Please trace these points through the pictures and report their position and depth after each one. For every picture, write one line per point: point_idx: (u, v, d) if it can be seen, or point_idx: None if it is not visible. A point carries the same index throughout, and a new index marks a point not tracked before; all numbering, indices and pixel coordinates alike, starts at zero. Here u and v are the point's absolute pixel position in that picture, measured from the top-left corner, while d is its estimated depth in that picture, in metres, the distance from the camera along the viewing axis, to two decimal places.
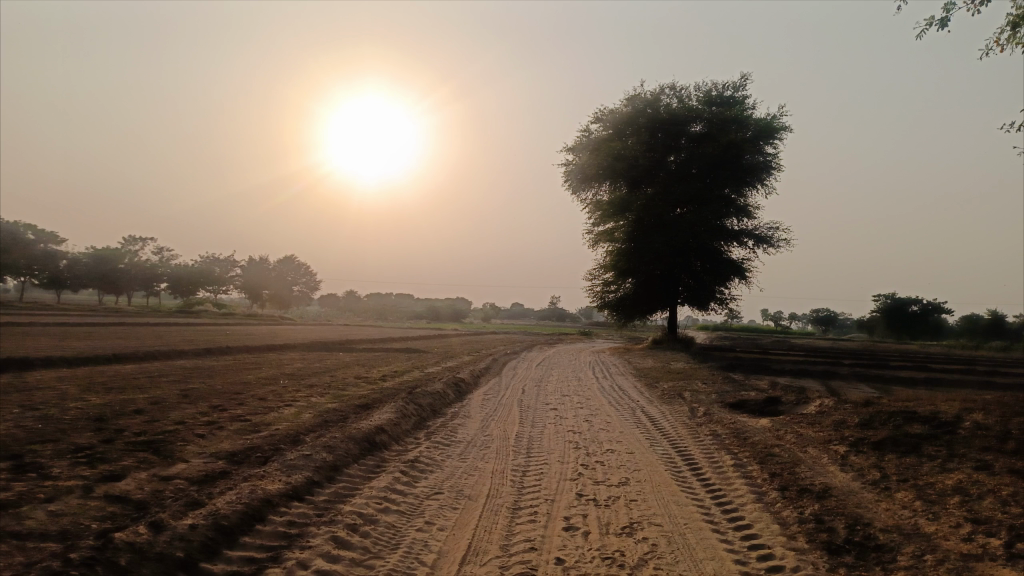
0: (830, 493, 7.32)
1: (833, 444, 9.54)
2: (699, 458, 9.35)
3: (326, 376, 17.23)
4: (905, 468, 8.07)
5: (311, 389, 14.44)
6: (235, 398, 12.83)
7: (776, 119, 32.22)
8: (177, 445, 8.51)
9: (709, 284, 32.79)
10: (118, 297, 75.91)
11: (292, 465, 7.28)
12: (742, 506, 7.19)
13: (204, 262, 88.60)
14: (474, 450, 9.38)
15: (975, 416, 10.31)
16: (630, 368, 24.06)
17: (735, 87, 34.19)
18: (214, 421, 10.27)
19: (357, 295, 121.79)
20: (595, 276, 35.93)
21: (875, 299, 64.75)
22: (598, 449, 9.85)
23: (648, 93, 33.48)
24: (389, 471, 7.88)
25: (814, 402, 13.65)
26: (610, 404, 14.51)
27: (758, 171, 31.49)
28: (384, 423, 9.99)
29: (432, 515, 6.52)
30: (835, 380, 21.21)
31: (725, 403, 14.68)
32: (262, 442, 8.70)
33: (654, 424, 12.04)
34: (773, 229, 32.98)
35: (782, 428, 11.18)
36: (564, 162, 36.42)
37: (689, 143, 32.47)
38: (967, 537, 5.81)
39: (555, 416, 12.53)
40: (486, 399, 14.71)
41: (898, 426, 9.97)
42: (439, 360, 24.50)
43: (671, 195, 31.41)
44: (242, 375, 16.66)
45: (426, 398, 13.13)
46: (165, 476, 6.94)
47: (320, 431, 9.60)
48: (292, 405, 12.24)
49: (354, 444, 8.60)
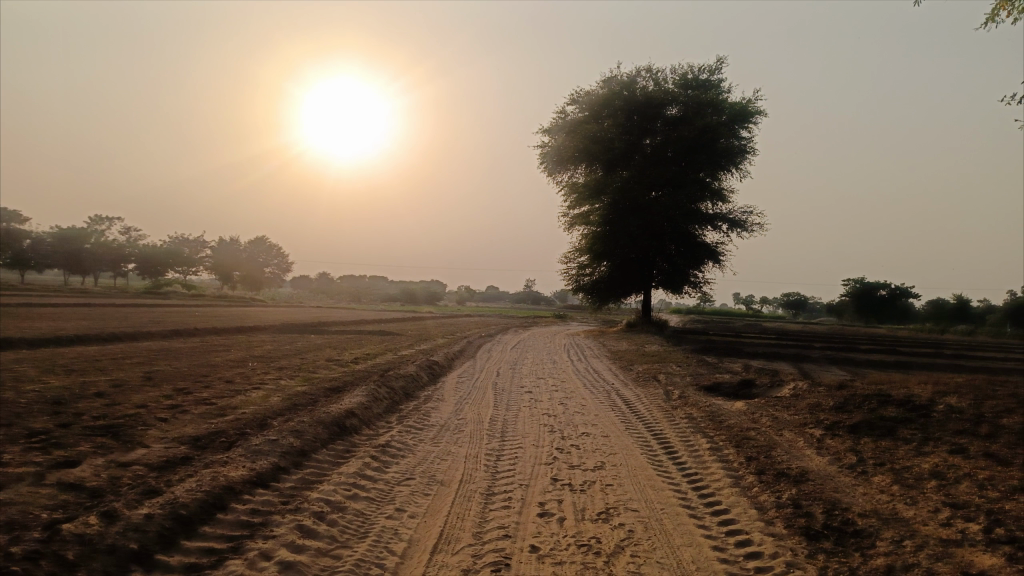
0: (807, 477, 7.24)
1: (809, 428, 9.49)
2: (675, 442, 9.25)
3: (296, 359, 16.88)
4: (882, 451, 8.03)
5: (281, 372, 14.09)
6: (202, 381, 12.47)
7: (751, 103, 32.13)
8: (137, 430, 8.19)
9: (684, 268, 32.80)
10: (83, 278, 74.20)
11: (257, 450, 7.01)
12: (719, 490, 7.07)
13: (173, 242, 86.98)
14: (447, 434, 9.16)
15: (949, 399, 10.33)
16: (604, 351, 24.01)
17: (711, 70, 34.03)
18: (179, 405, 9.94)
19: (330, 277, 120.58)
20: (571, 259, 35.78)
21: (844, 284, 65.56)
22: (574, 432, 9.70)
23: (624, 75, 33.20)
24: (359, 456, 7.64)
25: (788, 385, 13.64)
26: (585, 387, 14.38)
27: (733, 155, 31.42)
28: (354, 407, 9.74)
29: (403, 501, 6.31)
30: (807, 363, 21.35)
31: (700, 386, 14.65)
32: (227, 426, 8.41)
33: (629, 407, 11.92)
34: (747, 213, 33.04)
35: (758, 411, 11.12)
36: (540, 144, 36.08)
37: (664, 126, 32.29)
38: (947, 522, 5.74)
39: (529, 399, 12.35)
40: (460, 382, 14.50)
41: (873, 409, 9.95)
42: (413, 343, 24.26)
43: (646, 178, 31.27)
44: (210, 358, 16.27)
45: (399, 381, 12.88)
46: (124, 462, 6.64)
47: (288, 415, 9.33)
48: (260, 388, 11.93)
49: (323, 428, 8.35)
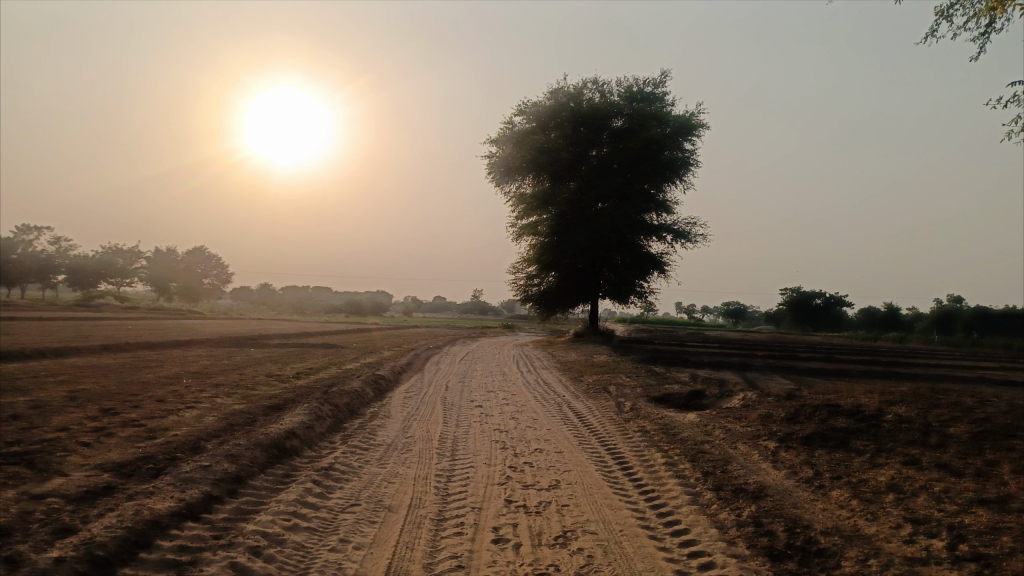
0: (765, 492, 7.09)
1: (762, 440, 9.40)
2: (629, 457, 9.05)
3: (234, 374, 16.16)
4: (837, 464, 7.95)
5: (217, 390, 13.39)
6: (131, 400, 11.74)
7: (694, 115, 32.61)
8: (56, 457, 7.54)
9: (630, 278, 32.96)
10: (8, 291, 70.76)
11: (187, 478, 6.47)
12: (677, 508, 6.85)
13: (106, 252, 83.58)
14: (395, 454, 8.77)
15: (896, 408, 10.40)
16: (553, 362, 23.84)
17: (655, 83, 34.48)
18: (104, 427, 9.27)
19: (272, 287, 117.83)
20: (518, 269, 35.60)
21: (782, 292, 67.28)
22: (526, 449, 9.39)
23: (571, 86, 33.32)
24: (299, 481, 7.17)
25: (737, 395, 13.66)
26: (535, 400, 14.12)
27: (677, 167, 31.77)
28: (294, 427, 9.22)
29: (347, 531, 5.89)
30: (752, 372, 21.59)
31: (650, 397, 14.51)
32: (155, 451, 7.81)
33: (581, 420, 11.70)
34: (690, 223, 33.43)
35: (711, 423, 11.02)
36: (487, 155, 35.85)
37: (610, 138, 32.49)
38: (909, 538, 5.64)
39: (479, 415, 12.00)
40: (407, 397, 14.05)
41: (824, 420, 9.93)
42: (357, 356, 23.66)
43: (593, 189, 31.37)
44: (141, 374, 15.45)
45: (343, 397, 12.38)
46: (38, 494, 6.05)
47: (224, 437, 8.79)
48: (194, 407, 11.28)
49: (261, 451, 7.85)
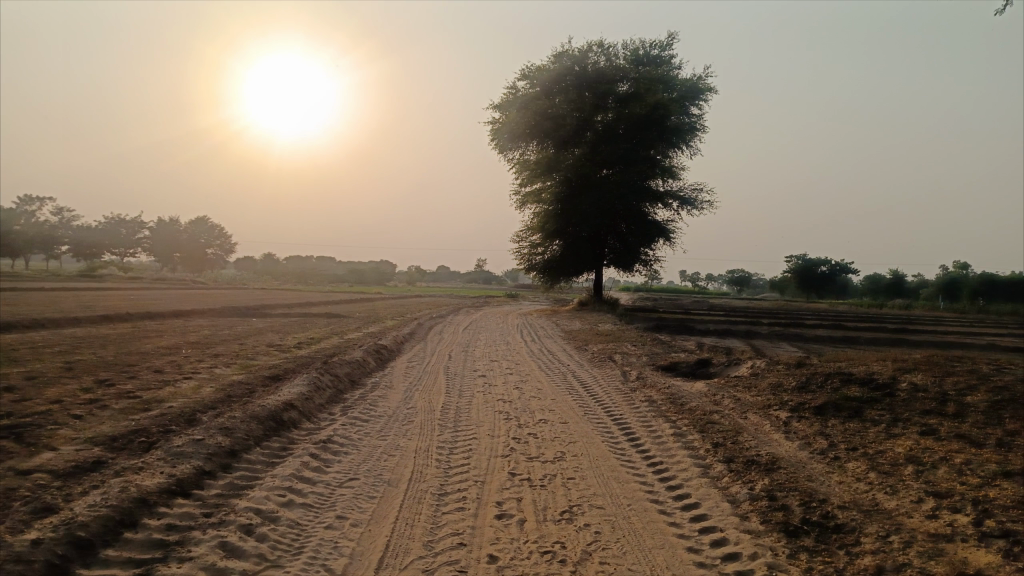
0: (778, 464, 6.84)
1: (773, 410, 9.15)
2: (636, 427, 8.81)
3: (234, 344, 15.95)
4: (852, 435, 7.69)
5: (217, 360, 13.19)
6: (128, 371, 11.53)
7: (701, 80, 32.01)
8: (46, 430, 7.31)
9: (636, 246, 32.59)
10: (12, 260, 70.59)
11: (179, 452, 6.23)
12: (687, 481, 6.61)
13: (108, 222, 83.16)
14: (396, 425, 8.54)
15: (910, 377, 10.12)
16: (558, 331, 23.59)
17: (662, 46, 33.77)
18: (97, 399, 9.05)
19: (275, 258, 117.60)
20: (522, 238, 35.20)
21: (787, 260, 66.86)
22: (531, 420, 9.14)
23: (575, 50, 32.57)
24: (296, 455, 6.94)
25: (746, 363, 13.41)
26: (540, 369, 13.89)
27: (683, 132, 31.18)
28: (293, 398, 9.00)
29: (344, 507, 5.65)
30: (759, 340, 21.31)
31: (657, 366, 14.28)
32: (149, 424, 7.58)
33: (587, 390, 11.47)
34: (697, 190, 32.92)
35: (720, 393, 10.76)
36: (490, 121, 35.20)
37: (616, 103, 31.77)
38: (933, 514, 5.39)
39: (482, 385, 11.76)
40: (410, 367, 13.85)
41: (837, 389, 9.66)
42: (361, 325, 23.38)
43: (598, 155, 30.85)
44: (140, 345, 15.26)
45: (343, 367, 12.16)
46: (24, 470, 5.82)
47: (220, 408, 8.58)
48: (192, 378, 11.07)
49: (257, 424, 7.61)
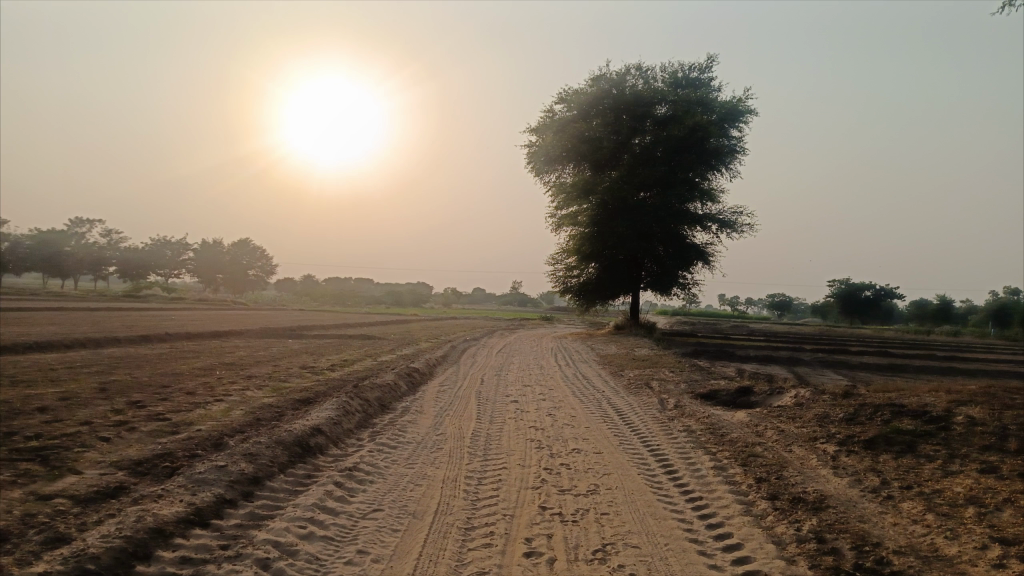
0: (827, 503, 6.42)
1: (820, 443, 8.69)
2: (674, 459, 8.45)
3: (268, 366, 15.93)
4: (905, 472, 7.22)
5: (249, 382, 13.13)
6: (160, 392, 11.52)
7: (741, 102, 31.63)
8: (72, 453, 7.23)
9: (673, 269, 32.08)
10: (63, 281, 72.55)
11: (200, 479, 6.08)
12: (728, 519, 6.24)
13: (154, 243, 85.20)
14: (424, 453, 8.31)
15: (966, 410, 9.55)
16: (593, 355, 23.21)
17: (701, 68, 33.53)
18: (127, 421, 9.00)
19: (315, 279, 119.12)
20: (558, 261, 34.97)
21: (830, 285, 65.28)
22: (564, 449, 8.82)
23: (613, 72, 32.46)
24: (320, 483, 6.75)
25: (789, 392, 12.90)
26: (574, 396, 13.53)
27: (723, 155, 30.76)
28: (321, 423, 8.84)
29: (366, 541, 5.41)
30: (801, 367, 20.63)
31: (695, 394, 13.82)
32: (175, 448, 7.47)
33: (622, 418, 11.10)
34: (736, 213, 32.37)
35: (762, 423, 10.30)
36: (526, 144, 35.20)
37: (654, 125, 31.53)
38: (999, 563, 4.95)
39: (514, 411, 11.46)
40: (442, 391, 13.64)
41: (887, 421, 9.16)
42: (395, 347, 23.28)
43: (635, 178, 30.50)
44: (175, 366, 15.30)
45: (374, 391, 12.01)
46: (46, 494, 5.72)
47: (248, 432, 8.46)
48: (223, 400, 11.00)
49: (283, 450, 7.46)
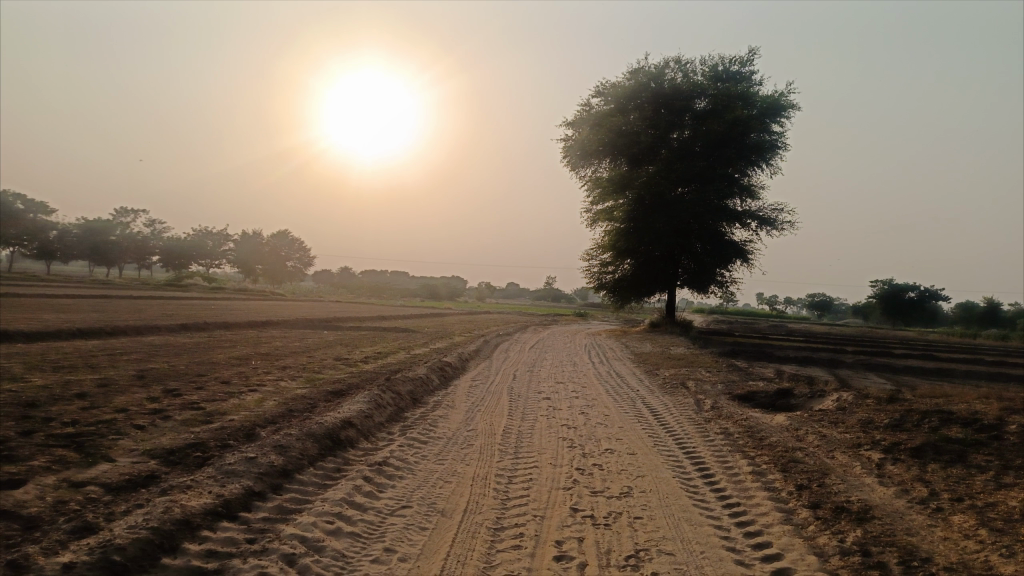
0: (872, 514, 6.15)
1: (863, 449, 8.38)
2: (711, 462, 8.22)
3: (303, 357, 16.02)
4: (955, 483, 6.89)
5: (284, 373, 13.18)
6: (196, 381, 11.61)
7: (783, 96, 30.95)
8: (106, 441, 7.27)
9: (711, 267, 31.56)
10: (108, 270, 74.27)
11: (229, 471, 6.05)
12: (767, 527, 6.02)
13: (196, 234, 86.75)
14: (454, 449, 8.21)
15: (1020, 418, 9.11)
16: (627, 353, 22.94)
17: (742, 62, 32.88)
18: (162, 409, 9.07)
19: (352, 272, 120.17)
20: (593, 256, 34.68)
21: (872, 285, 63.71)
22: (596, 449, 8.66)
23: (651, 66, 31.99)
24: (350, 477, 6.69)
25: (830, 395, 12.53)
26: (607, 394, 13.32)
27: (764, 150, 30.14)
28: (352, 415, 8.79)
29: (393, 539, 5.31)
30: (842, 369, 20.09)
31: (732, 395, 13.50)
32: (207, 438, 7.48)
33: (657, 418, 10.88)
34: (777, 210, 31.73)
35: (802, 427, 9.99)
36: (563, 138, 34.94)
37: (693, 120, 31.03)
38: None
39: (547, 408, 11.33)
40: (474, 386, 13.55)
41: (935, 429, 8.79)
42: (429, 340, 23.27)
43: (673, 173, 30.01)
44: (211, 355, 15.45)
45: (406, 384, 11.94)
46: (79, 481, 5.73)
47: (279, 424, 8.45)
48: (257, 390, 11.04)
49: (314, 442, 7.42)
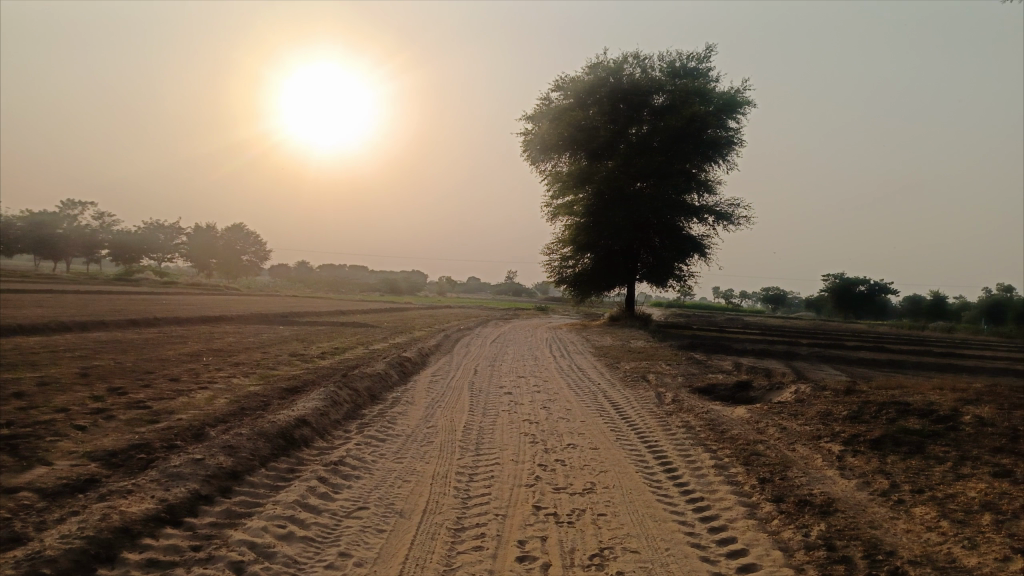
0: (835, 507, 6.12)
1: (824, 442, 8.39)
2: (673, 456, 8.15)
3: (257, 353, 15.54)
4: (915, 474, 6.92)
5: (236, 370, 12.73)
6: (143, 379, 11.12)
7: (739, 93, 31.26)
8: (43, 443, 6.87)
9: (669, 261, 31.77)
10: (53, 264, 71.57)
11: (175, 474, 5.73)
12: (732, 522, 5.95)
13: (147, 228, 84.25)
14: (413, 446, 7.98)
15: (973, 409, 9.25)
16: (587, 347, 22.92)
17: (699, 58, 33.10)
18: (106, 409, 8.64)
19: (309, 265, 118.39)
20: (553, 250, 34.62)
21: (824, 279, 65.09)
22: (559, 444, 8.52)
23: (610, 61, 31.97)
24: (303, 479, 6.41)
25: (788, 387, 12.61)
26: (568, 388, 13.21)
27: (721, 146, 30.38)
28: (307, 413, 8.49)
29: (349, 543, 5.08)
30: (798, 362, 20.36)
31: (692, 388, 13.52)
32: (153, 438, 7.12)
33: (619, 412, 10.80)
34: (733, 204, 32.04)
35: (763, 420, 10.01)
36: (523, 132, 34.79)
37: (651, 115, 31.15)
38: None
39: (508, 403, 11.15)
40: (433, 382, 13.30)
41: (893, 421, 8.86)
42: (389, 336, 22.88)
43: (632, 167, 30.08)
44: (160, 351, 14.89)
45: (364, 381, 11.63)
46: (10, 487, 5.36)
47: (230, 423, 8.11)
48: (207, 387, 10.64)
49: (266, 442, 7.12)
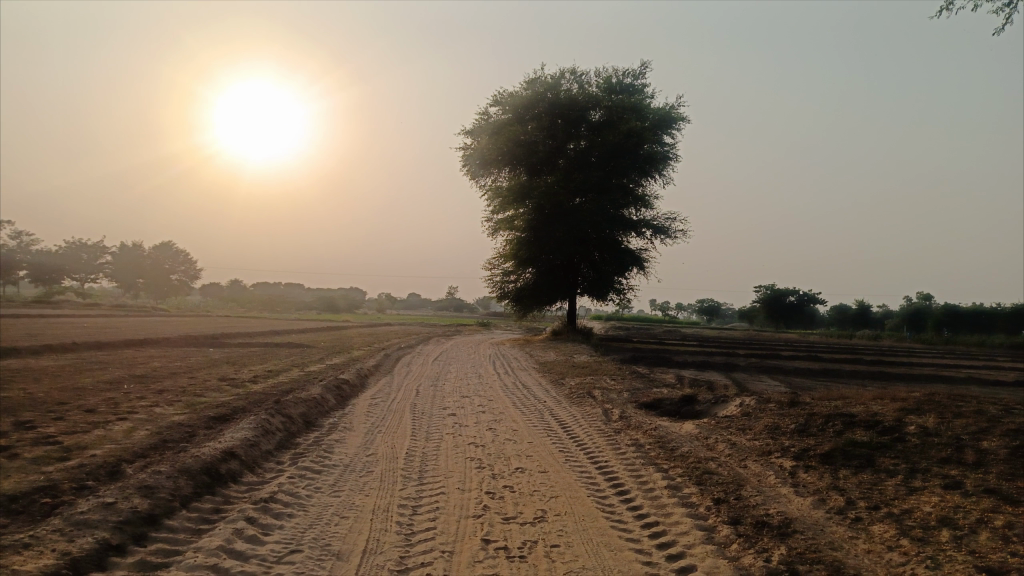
0: (793, 528, 5.93)
1: (775, 457, 8.26)
2: (625, 477, 7.88)
3: (185, 379, 14.68)
4: (869, 489, 6.81)
5: (161, 397, 11.91)
6: (55, 411, 10.24)
7: (674, 109, 31.79)
8: None
9: (609, 275, 31.88)
10: None
11: (81, 522, 5.13)
12: (690, 548, 5.68)
13: (69, 247, 80.32)
14: (352, 478, 7.49)
15: (916, 419, 9.29)
16: (531, 362, 22.68)
17: (635, 74, 33.54)
18: (9, 446, 7.86)
19: (242, 284, 115.07)
20: (494, 266, 34.38)
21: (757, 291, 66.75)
22: (506, 468, 8.15)
23: (548, 76, 32.07)
24: (230, 520, 5.87)
25: (733, 400, 12.57)
26: (514, 407, 12.88)
27: (657, 162, 30.80)
28: (235, 445, 7.90)
29: None
30: (738, 373, 20.52)
31: (639, 403, 13.35)
32: (61, 479, 6.44)
33: (565, 432, 10.49)
34: (669, 219, 32.48)
35: (712, 436, 9.86)
36: (461, 147, 34.54)
37: (588, 131, 31.33)
38: None
39: (452, 425, 10.74)
40: (373, 405, 12.75)
41: (840, 433, 8.82)
42: (326, 357, 22.06)
43: (571, 182, 30.12)
44: (78, 379, 13.88)
45: (298, 406, 11.00)
46: None
47: (150, 458, 7.44)
48: (127, 418, 9.87)
49: (189, 480, 6.53)
